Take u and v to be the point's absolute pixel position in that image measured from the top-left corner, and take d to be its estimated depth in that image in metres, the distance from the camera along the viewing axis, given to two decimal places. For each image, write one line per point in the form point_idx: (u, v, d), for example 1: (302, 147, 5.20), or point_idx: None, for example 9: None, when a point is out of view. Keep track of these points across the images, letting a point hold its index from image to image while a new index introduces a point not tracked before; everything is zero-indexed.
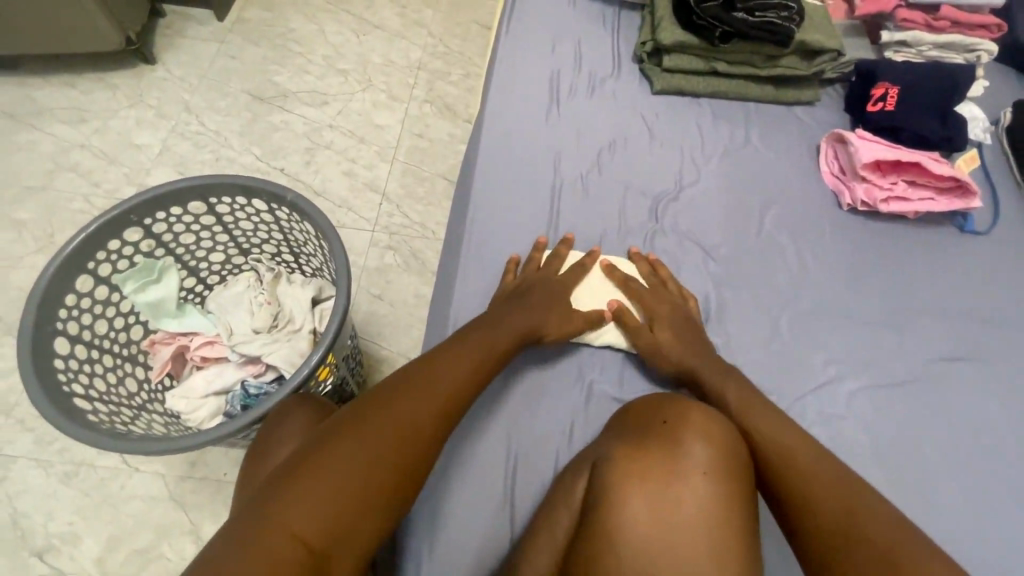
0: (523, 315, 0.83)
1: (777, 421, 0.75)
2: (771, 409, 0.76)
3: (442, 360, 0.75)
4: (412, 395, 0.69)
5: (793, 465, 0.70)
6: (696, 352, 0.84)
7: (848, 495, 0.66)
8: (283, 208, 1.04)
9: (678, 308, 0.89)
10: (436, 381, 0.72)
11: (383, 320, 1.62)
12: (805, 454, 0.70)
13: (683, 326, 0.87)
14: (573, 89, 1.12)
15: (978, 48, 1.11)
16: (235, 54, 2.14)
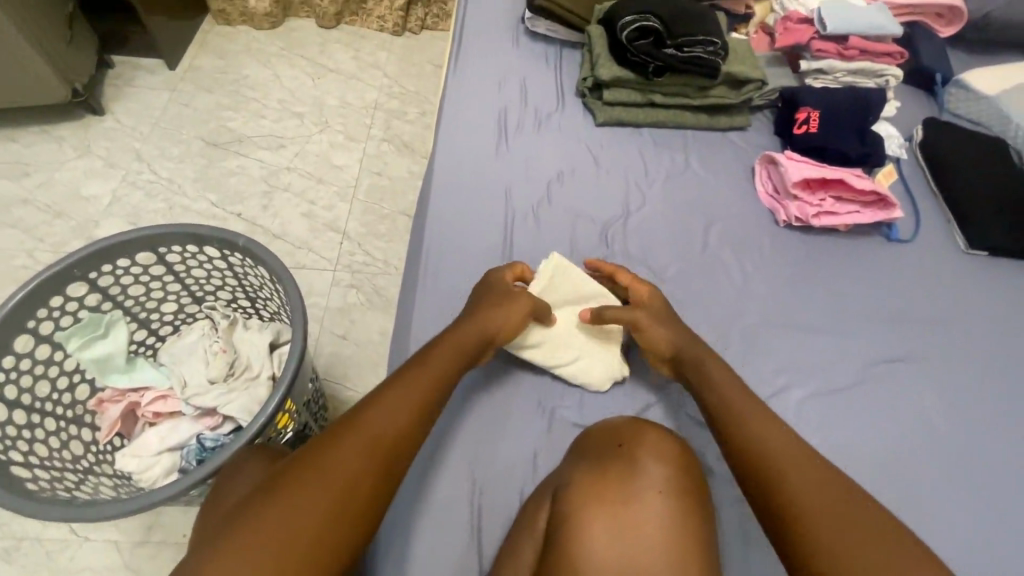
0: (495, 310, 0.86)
1: (766, 425, 0.75)
2: (760, 408, 0.78)
3: (429, 356, 0.80)
4: (391, 405, 0.72)
5: (776, 467, 0.71)
6: (674, 329, 0.87)
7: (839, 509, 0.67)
8: (236, 254, 1.03)
9: (647, 307, 0.90)
10: (416, 384, 0.75)
11: (348, 361, 1.60)
12: (796, 463, 0.71)
13: (662, 322, 0.88)
14: (521, 125, 1.16)
15: (885, 73, 1.22)
16: (188, 101, 2.14)
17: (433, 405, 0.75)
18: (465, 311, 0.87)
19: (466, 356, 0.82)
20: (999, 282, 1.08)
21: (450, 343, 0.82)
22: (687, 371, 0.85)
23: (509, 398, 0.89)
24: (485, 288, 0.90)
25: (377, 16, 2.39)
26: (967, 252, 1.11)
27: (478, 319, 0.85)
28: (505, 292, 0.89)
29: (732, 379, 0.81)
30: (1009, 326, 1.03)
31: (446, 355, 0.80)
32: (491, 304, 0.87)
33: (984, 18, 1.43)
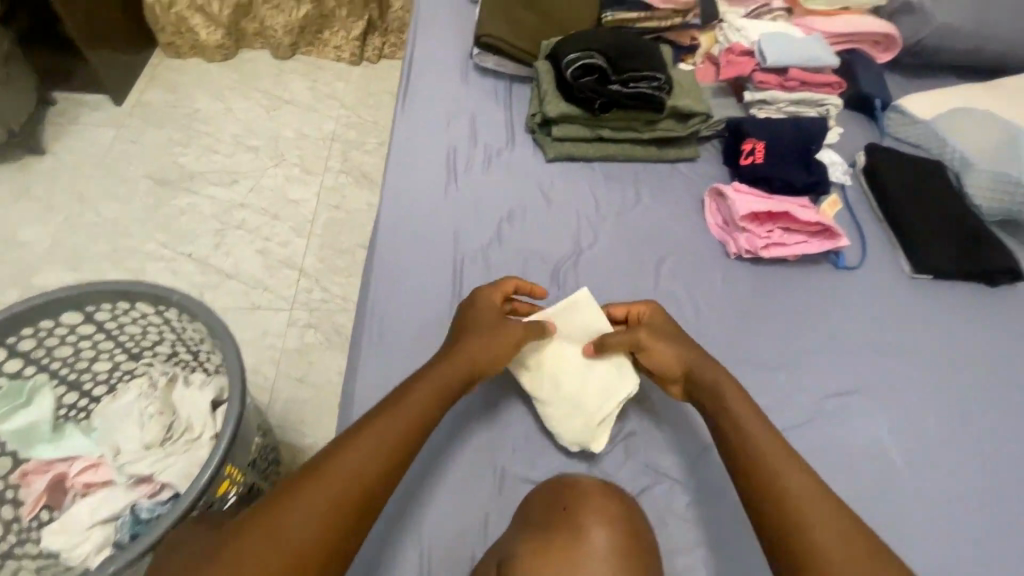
0: (483, 339, 0.85)
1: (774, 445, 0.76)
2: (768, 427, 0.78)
3: (412, 388, 0.80)
4: (369, 440, 0.73)
5: (790, 501, 0.70)
6: (685, 346, 0.87)
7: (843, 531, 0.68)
8: (171, 309, 0.98)
9: (655, 325, 0.90)
10: (396, 419, 0.75)
11: (306, 406, 1.55)
12: (803, 485, 0.72)
13: (675, 340, 0.88)
14: (470, 163, 1.15)
15: (825, 102, 1.25)
16: (135, 138, 2.07)
17: (412, 441, 0.75)
18: (451, 343, 0.86)
19: (446, 392, 0.81)
20: (941, 306, 1.11)
21: (429, 380, 0.80)
22: (697, 390, 0.84)
23: (476, 443, 0.87)
24: (472, 315, 0.89)
25: (333, 46, 2.37)
26: (913, 276, 1.14)
27: (463, 353, 0.84)
28: (495, 322, 0.88)
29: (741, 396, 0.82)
30: (951, 350, 1.06)
31: (424, 392, 0.79)
32: (479, 336, 0.85)
33: (917, 45, 1.49)
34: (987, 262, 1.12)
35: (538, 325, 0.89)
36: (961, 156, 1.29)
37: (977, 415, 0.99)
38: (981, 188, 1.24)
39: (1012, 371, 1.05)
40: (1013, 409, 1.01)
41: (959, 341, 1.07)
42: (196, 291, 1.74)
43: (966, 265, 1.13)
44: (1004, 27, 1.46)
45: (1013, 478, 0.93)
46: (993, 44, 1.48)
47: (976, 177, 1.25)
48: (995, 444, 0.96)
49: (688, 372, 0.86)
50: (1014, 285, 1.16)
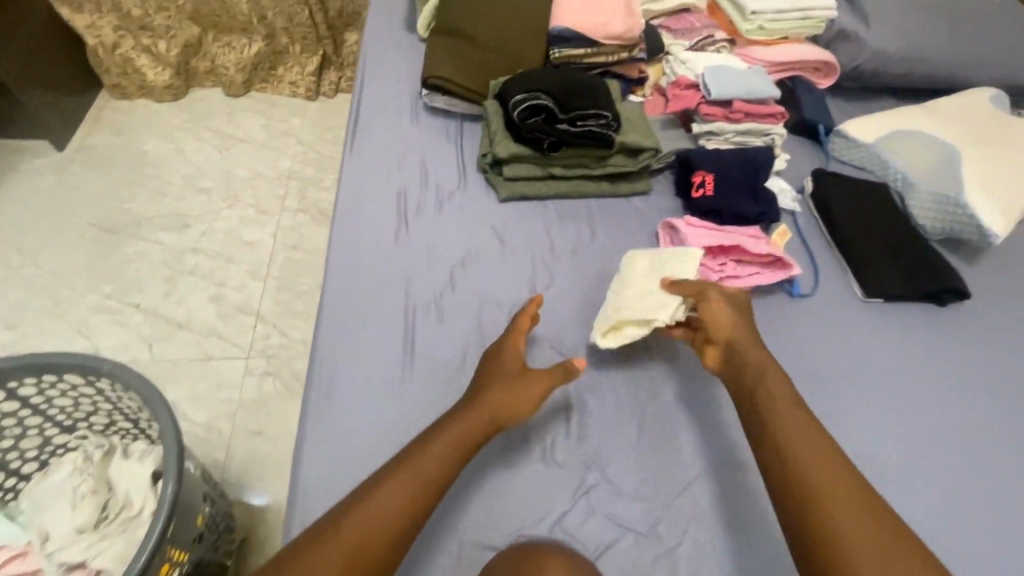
0: (504, 389, 0.84)
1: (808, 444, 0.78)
2: (806, 422, 0.81)
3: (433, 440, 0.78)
4: (388, 497, 0.72)
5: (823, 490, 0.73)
6: (747, 333, 0.91)
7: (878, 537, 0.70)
8: (102, 380, 0.92)
9: (729, 301, 0.95)
10: (415, 474, 0.75)
11: (265, 460, 1.48)
12: (835, 480, 0.74)
13: (735, 312, 0.94)
14: (421, 207, 1.12)
15: (770, 132, 1.28)
16: (79, 184, 1.99)
17: (429, 500, 0.74)
18: (473, 393, 0.85)
19: (464, 450, 0.79)
20: (893, 329, 1.13)
21: (447, 435, 0.79)
22: (736, 357, 0.89)
23: (491, 486, 0.84)
24: (498, 367, 0.88)
25: (288, 82, 2.32)
26: (864, 300, 1.16)
27: (484, 405, 0.82)
28: (520, 377, 0.87)
29: (778, 389, 0.84)
30: (904, 372, 1.07)
31: (441, 448, 0.78)
32: (501, 389, 0.84)
33: (855, 70, 1.54)
34: (933, 283, 1.15)
35: (563, 369, 0.88)
36: (903, 177, 1.34)
37: (932, 438, 1.00)
38: (923, 208, 1.29)
39: (964, 390, 1.07)
40: (966, 430, 1.02)
41: (912, 364, 1.09)
42: (145, 343, 1.65)
43: (913, 287, 1.15)
44: (935, 51, 1.53)
45: (968, 500, 0.95)
46: (926, 68, 1.54)
47: (919, 197, 1.29)
48: (949, 466, 0.98)
49: (737, 346, 0.90)
50: (960, 303, 1.19)
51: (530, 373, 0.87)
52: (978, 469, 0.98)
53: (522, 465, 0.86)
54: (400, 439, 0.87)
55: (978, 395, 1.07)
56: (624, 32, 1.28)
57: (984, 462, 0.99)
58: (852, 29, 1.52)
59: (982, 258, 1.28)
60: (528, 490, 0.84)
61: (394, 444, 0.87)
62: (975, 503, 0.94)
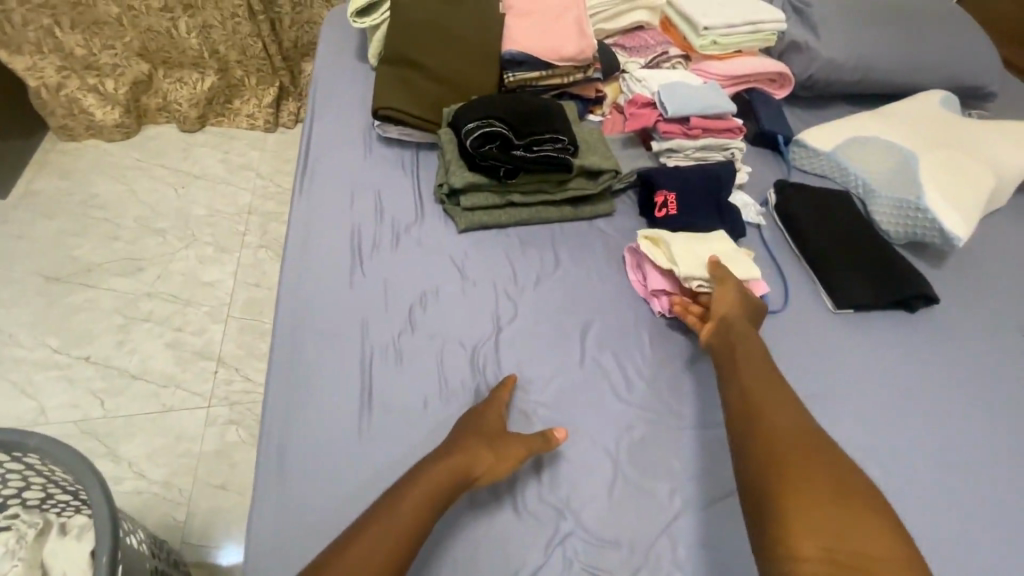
0: (482, 437, 0.81)
1: (789, 423, 0.80)
2: (794, 410, 0.82)
3: (414, 479, 0.76)
4: (375, 534, 0.70)
5: (795, 450, 0.75)
6: (751, 326, 0.97)
7: (852, 505, 0.70)
8: (31, 455, 0.85)
9: (749, 299, 1.01)
10: (399, 510, 0.72)
11: (229, 516, 1.39)
12: (807, 449, 0.76)
13: (746, 306, 1.00)
14: (376, 244, 1.08)
15: (729, 147, 1.27)
16: (23, 232, 1.89)
17: (415, 539, 0.71)
18: (446, 444, 0.81)
19: (438, 504, 0.75)
20: (865, 340, 1.11)
21: (424, 480, 0.76)
22: (729, 330, 0.95)
23: (478, 535, 0.79)
24: (474, 418, 0.85)
25: (245, 115, 2.26)
26: (835, 311, 1.14)
27: (459, 458, 0.78)
28: (497, 429, 0.84)
29: (766, 378, 0.87)
30: (881, 382, 1.05)
31: (419, 496, 0.74)
32: (476, 440, 0.80)
33: (809, 80, 1.55)
34: (902, 289, 1.14)
35: (541, 437, 0.84)
36: (864, 183, 1.35)
37: (914, 451, 0.97)
38: (886, 215, 1.30)
39: (941, 397, 1.05)
40: (946, 438, 1.00)
41: (886, 374, 1.07)
42: (96, 399, 1.55)
43: (881, 295, 1.14)
44: (884, 57, 1.55)
45: (959, 515, 0.91)
46: (877, 74, 1.56)
47: (880, 204, 1.31)
48: (936, 480, 0.95)
49: (740, 328, 0.95)
50: (930, 308, 1.18)
51: (509, 433, 0.83)
52: (964, 481, 0.95)
53: (491, 514, 0.81)
54: (357, 497, 0.81)
55: (955, 401, 1.05)
56: (577, 53, 1.27)
57: (969, 471, 0.97)
58: (802, 40, 1.54)
59: (946, 261, 1.29)
60: (496, 541, 0.79)
61: (356, 504, 0.81)
62: (963, 516, 0.91)
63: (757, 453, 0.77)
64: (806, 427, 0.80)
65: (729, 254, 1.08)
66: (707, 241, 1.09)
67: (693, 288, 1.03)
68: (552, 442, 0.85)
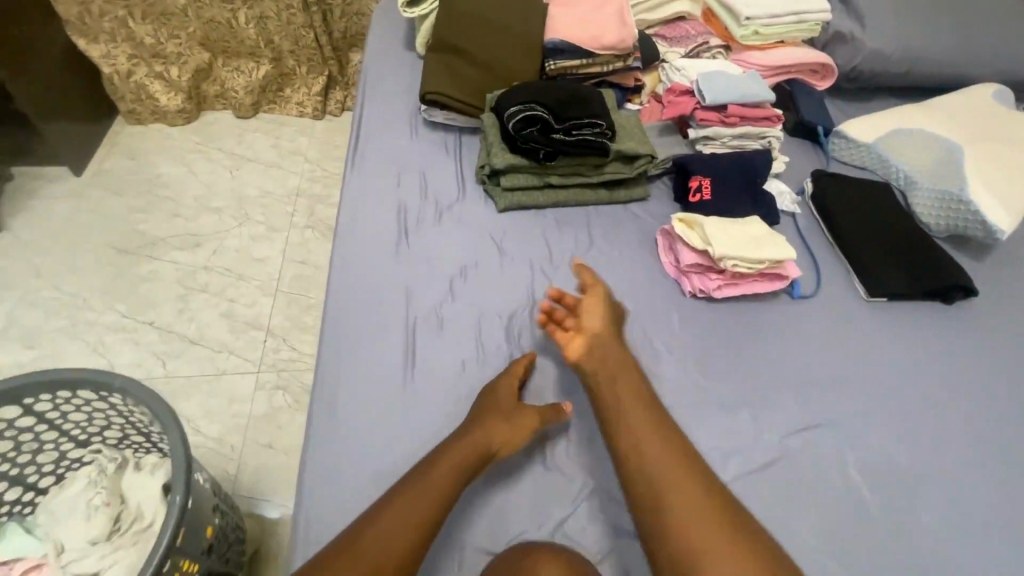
0: (498, 416, 0.86)
1: (666, 461, 0.78)
2: (668, 440, 0.80)
3: (434, 464, 0.80)
4: (400, 514, 0.74)
5: (667, 499, 0.74)
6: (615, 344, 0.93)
7: (738, 545, 0.70)
8: (114, 394, 0.95)
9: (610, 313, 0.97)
10: (426, 488, 0.77)
11: (276, 475, 1.50)
12: (682, 489, 0.75)
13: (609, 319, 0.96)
14: (421, 219, 1.15)
15: (767, 135, 1.29)
16: (96, 207, 2.05)
17: (438, 517, 0.76)
18: (465, 424, 0.86)
19: (455, 482, 0.79)
20: (897, 330, 1.11)
21: (446, 461, 0.81)
22: (596, 353, 0.91)
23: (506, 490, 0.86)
24: (486, 398, 0.89)
25: (295, 102, 2.38)
26: (868, 299, 1.15)
27: (475, 436, 0.83)
28: (508, 406, 0.88)
29: (641, 404, 0.85)
30: (911, 371, 1.06)
31: (443, 473, 0.79)
32: (492, 418, 0.85)
33: (853, 70, 1.54)
34: (940, 280, 1.14)
35: (552, 408, 0.91)
36: (905, 174, 1.34)
37: (939, 438, 0.98)
38: (927, 207, 1.29)
39: (975, 391, 1.05)
40: (975, 429, 1.00)
41: (917, 364, 1.07)
42: (159, 360, 1.69)
43: (917, 285, 1.14)
44: (934, 49, 1.52)
45: (982, 505, 0.92)
46: (925, 67, 1.53)
47: (921, 196, 1.30)
48: (959, 467, 0.96)
49: (603, 351, 0.91)
50: (968, 300, 1.18)
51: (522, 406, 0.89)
52: (990, 470, 0.96)
53: (522, 468, 0.89)
54: (402, 448, 0.89)
55: (987, 392, 1.05)
56: (617, 42, 1.30)
57: (997, 464, 0.97)
58: (847, 30, 1.53)
59: (988, 257, 1.27)
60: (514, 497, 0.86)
61: (402, 452, 0.89)
62: (987, 504, 0.92)
63: (647, 509, 0.75)
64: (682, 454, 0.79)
65: (762, 237, 1.10)
66: (740, 225, 1.11)
67: (729, 268, 1.06)
68: (562, 413, 0.92)
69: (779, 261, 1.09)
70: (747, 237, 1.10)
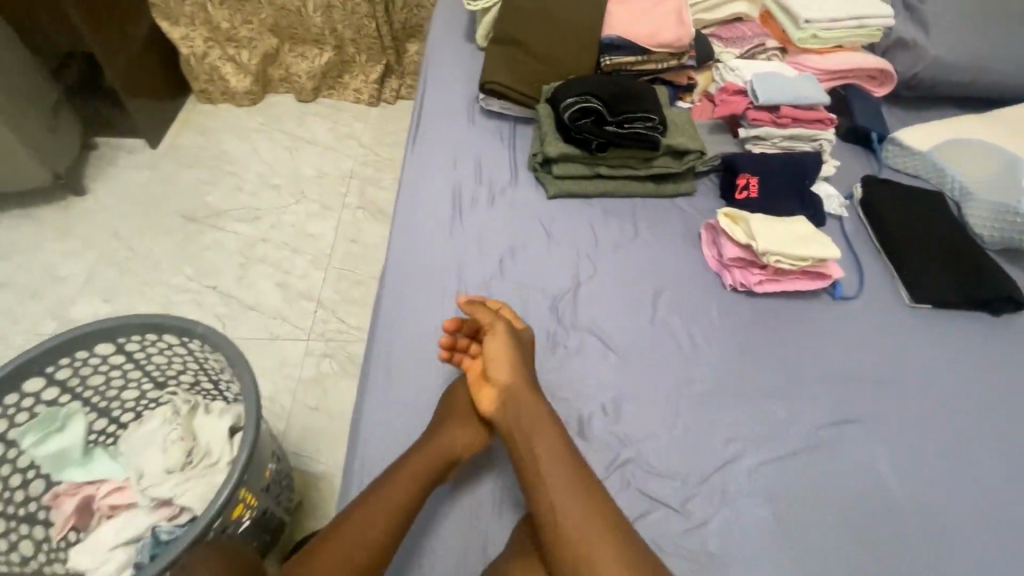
0: (460, 419, 0.91)
1: (569, 498, 0.78)
2: (572, 476, 0.80)
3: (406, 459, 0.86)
4: (377, 504, 0.80)
5: (567, 538, 0.75)
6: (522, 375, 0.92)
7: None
8: (195, 340, 1.05)
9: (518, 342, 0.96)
10: (400, 480, 0.83)
11: (321, 435, 1.60)
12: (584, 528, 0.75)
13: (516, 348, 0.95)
14: (475, 201, 1.22)
15: (819, 137, 1.30)
16: (168, 178, 2.21)
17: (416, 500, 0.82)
18: (431, 426, 0.90)
19: (428, 475, 0.85)
20: (940, 337, 1.12)
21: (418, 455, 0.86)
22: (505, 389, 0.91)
23: None
24: (445, 402, 0.94)
25: (353, 89, 2.49)
26: (912, 305, 1.15)
27: (439, 440, 0.87)
28: (464, 409, 0.93)
29: (549, 439, 0.84)
30: (951, 377, 1.06)
31: (415, 464, 0.85)
32: (453, 421, 0.90)
33: (913, 78, 1.52)
34: (989, 290, 1.13)
35: None
36: (960, 185, 1.32)
37: (975, 445, 0.99)
38: (981, 218, 1.27)
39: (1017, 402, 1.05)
40: (1013, 439, 1.00)
41: (959, 372, 1.07)
42: (219, 322, 1.82)
43: (964, 294, 1.14)
44: (1000, 59, 1.49)
45: (1014, 512, 0.92)
46: (989, 77, 1.51)
47: (975, 207, 1.28)
48: (994, 474, 0.96)
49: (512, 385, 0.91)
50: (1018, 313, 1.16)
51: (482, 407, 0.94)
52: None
53: None
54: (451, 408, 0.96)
55: None
56: (673, 41, 1.34)
57: None
58: (910, 37, 1.51)
59: None
60: (505, 483, 0.93)
61: None
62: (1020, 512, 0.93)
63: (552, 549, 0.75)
64: (589, 498, 0.78)
65: (807, 235, 1.12)
66: (786, 223, 1.14)
67: (772, 263, 1.09)
68: None
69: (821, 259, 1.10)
70: (791, 234, 1.12)
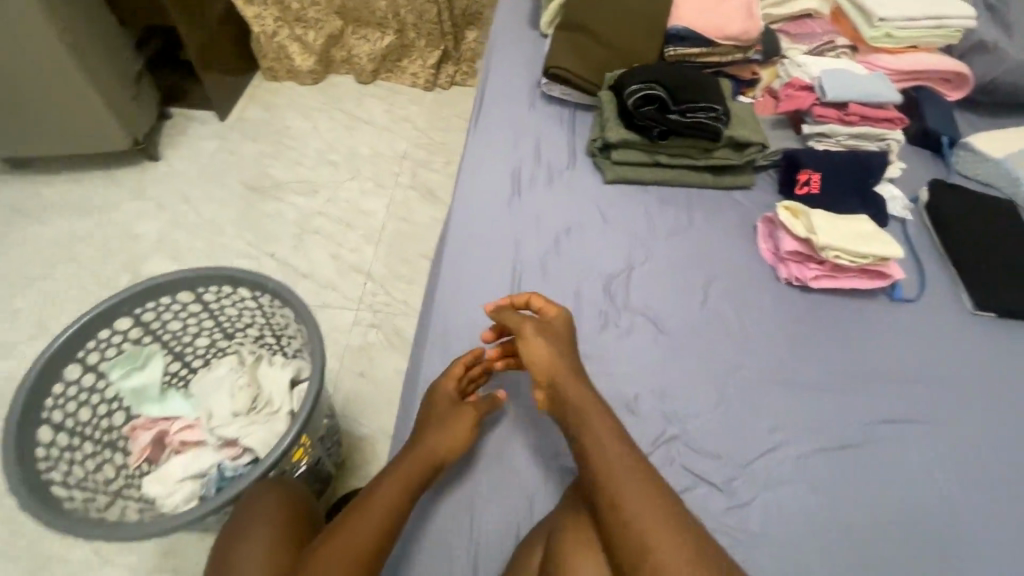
0: (437, 422, 0.90)
1: (618, 478, 0.76)
2: (622, 458, 0.78)
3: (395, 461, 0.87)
4: (370, 502, 0.81)
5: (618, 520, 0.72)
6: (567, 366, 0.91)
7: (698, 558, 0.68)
8: (266, 295, 1.13)
9: (558, 334, 0.95)
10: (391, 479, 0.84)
11: (365, 400, 1.67)
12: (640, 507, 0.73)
13: (554, 342, 0.94)
14: (533, 181, 1.25)
15: (887, 137, 1.27)
16: (234, 149, 2.33)
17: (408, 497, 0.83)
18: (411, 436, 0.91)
19: (416, 474, 0.85)
20: (1004, 347, 1.08)
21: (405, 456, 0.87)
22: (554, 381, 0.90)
23: None
24: (427, 407, 0.94)
25: (410, 73, 2.56)
26: (975, 312, 1.12)
27: (422, 447, 0.87)
28: (445, 412, 0.92)
29: (601, 424, 0.83)
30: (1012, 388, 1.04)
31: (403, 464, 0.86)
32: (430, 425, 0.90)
33: (990, 84, 1.47)
34: None
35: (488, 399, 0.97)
36: None
37: None
38: None
39: None
40: None
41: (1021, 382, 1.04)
42: None
43: None
44: None
45: None
46: None
47: None
48: None
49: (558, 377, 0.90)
50: None
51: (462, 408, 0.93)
52: None
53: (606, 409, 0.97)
54: None
55: None
56: (740, 33, 1.34)
57: None
58: (991, 40, 1.45)
59: None
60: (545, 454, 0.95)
61: None
62: None
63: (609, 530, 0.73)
64: (641, 479, 0.76)
65: (868, 233, 1.11)
66: (846, 220, 1.13)
67: (830, 258, 1.08)
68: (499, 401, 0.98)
69: (882, 258, 1.09)
70: (852, 231, 1.11)
